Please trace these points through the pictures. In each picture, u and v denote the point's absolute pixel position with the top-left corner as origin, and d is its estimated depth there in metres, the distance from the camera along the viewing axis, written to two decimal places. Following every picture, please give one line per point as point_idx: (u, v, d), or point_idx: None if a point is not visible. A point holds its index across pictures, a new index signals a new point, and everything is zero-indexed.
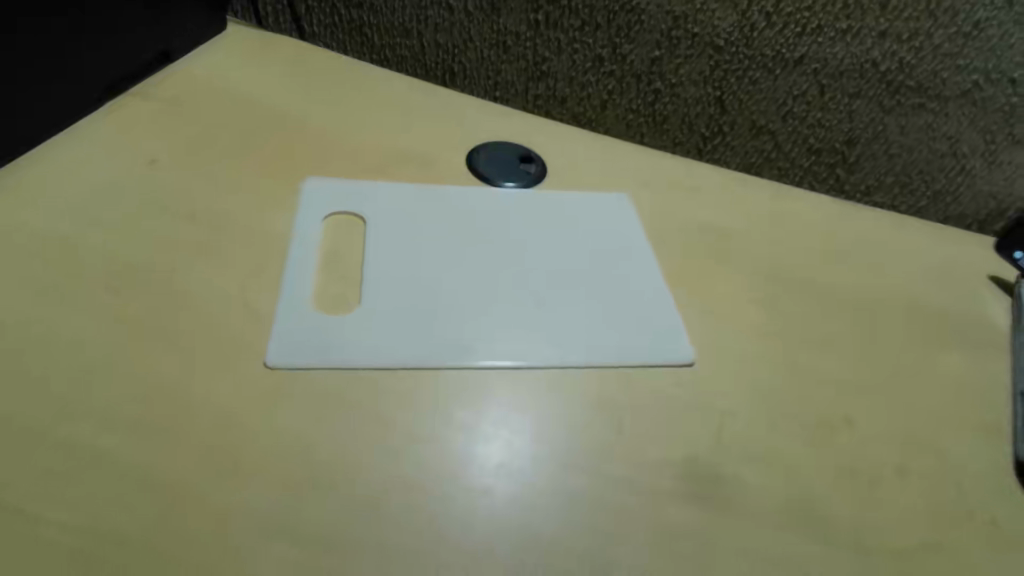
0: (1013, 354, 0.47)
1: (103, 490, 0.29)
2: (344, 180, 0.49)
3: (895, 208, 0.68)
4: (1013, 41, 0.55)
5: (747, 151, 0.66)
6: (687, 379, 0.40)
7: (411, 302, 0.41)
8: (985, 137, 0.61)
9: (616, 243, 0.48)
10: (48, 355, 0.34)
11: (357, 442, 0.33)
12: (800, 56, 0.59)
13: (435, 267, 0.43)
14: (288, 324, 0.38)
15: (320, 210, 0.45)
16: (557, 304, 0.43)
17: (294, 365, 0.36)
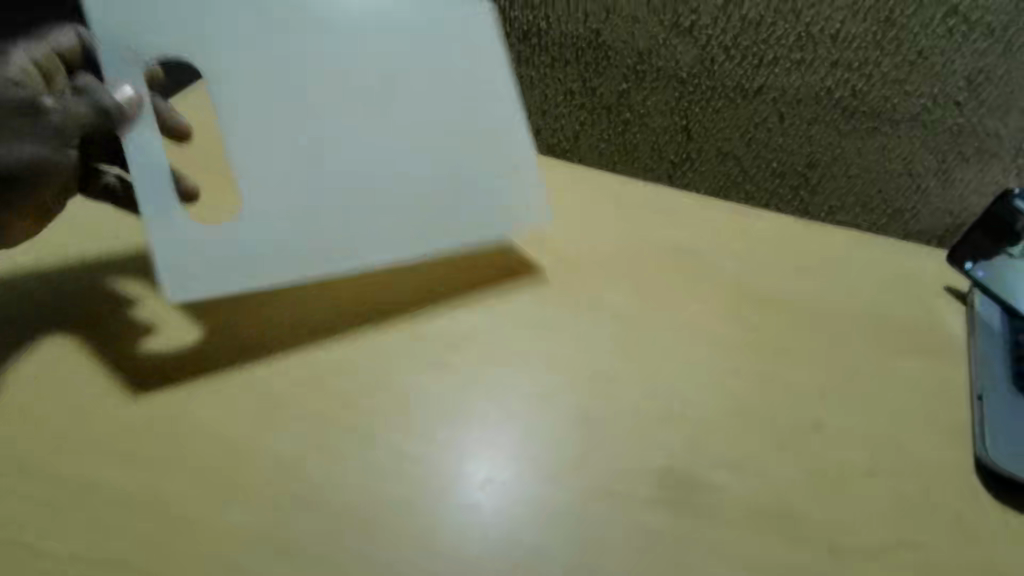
0: (970, 358, 0.49)
1: (188, 549, 0.36)
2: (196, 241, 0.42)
3: (859, 228, 0.69)
4: (956, 66, 0.57)
5: (714, 176, 0.68)
6: (656, 396, 0.43)
7: (222, 65, 0.45)
8: (938, 157, 0.63)
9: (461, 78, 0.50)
10: (112, 424, 0.40)
11: (367, 470, 0.39)
12: (759, 86, 0.61)
13: (262, 97, 0.45)
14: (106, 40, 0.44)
15: (177, 225, 0.42)
16: (500, 332, 0.45)
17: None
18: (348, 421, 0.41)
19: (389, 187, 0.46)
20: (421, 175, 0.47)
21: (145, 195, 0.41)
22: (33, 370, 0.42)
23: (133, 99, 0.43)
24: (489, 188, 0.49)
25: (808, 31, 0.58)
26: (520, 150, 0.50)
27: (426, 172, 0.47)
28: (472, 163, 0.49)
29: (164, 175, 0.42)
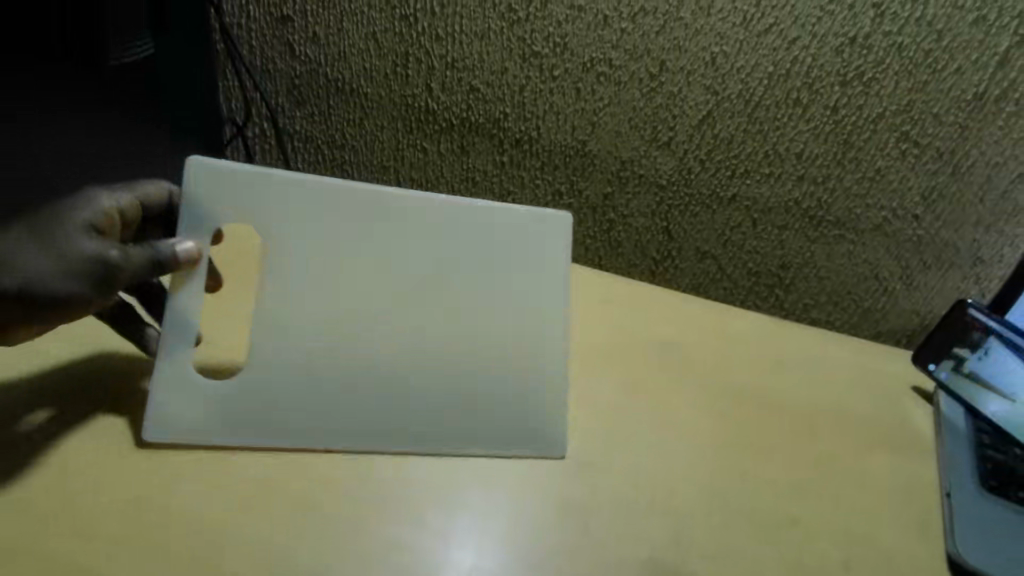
0: (938, 456, 0.51)
1: None
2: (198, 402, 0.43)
3: (832, 325, 0.71)
4: (911, 184, 0.60)
5: (694, 273, 0.70)
6: (626, 487, 0.45)
7: (294, 248, 0.45)
8: (900, 263, 0.65)
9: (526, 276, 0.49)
10: (101, 503, 0.40)
11: (357, 556, 0.40)
12: (733, 195, 0.64)
13: (325, 277, 0.45)
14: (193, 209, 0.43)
15: (182, 370, 0.43)
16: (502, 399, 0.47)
17: (218, 164, 0.43)
18: (344, 506, 0.42)
19: (414, 381, 0.46)
20: (449, 372, 0.46)
21: (164, 345, 0.43)
22: (30, 450, 0.42)
23: (192, 253, 0.42)
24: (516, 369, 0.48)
25: (778, 148, 0.60)
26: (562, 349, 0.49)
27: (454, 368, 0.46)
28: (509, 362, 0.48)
29: (189, 326, 0.43)
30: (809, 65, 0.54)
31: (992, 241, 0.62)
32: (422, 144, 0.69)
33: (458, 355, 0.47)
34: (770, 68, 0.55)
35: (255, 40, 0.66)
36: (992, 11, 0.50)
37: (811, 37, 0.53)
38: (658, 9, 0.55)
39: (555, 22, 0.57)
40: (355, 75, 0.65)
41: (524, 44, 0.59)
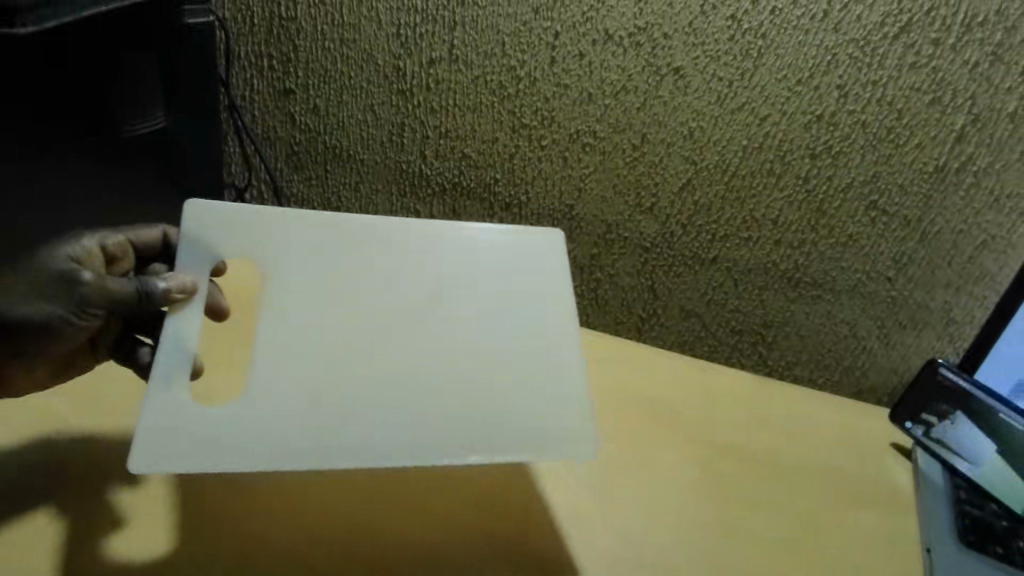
0: (919, 514, 0.52)
1: None
2: (195, 436, 0.37)
3: (817, 385, 0.71)
4: (884, 248, 0.61)
5: (680, 331, 0.72)
6: (595, 548, 0.45)
7: (299, 279, 0.44)
8: (877, 322, 0.65)
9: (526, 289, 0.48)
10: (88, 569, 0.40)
11: None
12: (714, 257, 0.66)
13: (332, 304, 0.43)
14: (193, 246, 0.43)
15: (175, 396, 0.38)
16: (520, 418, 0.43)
17: (211, 202, 0.44)
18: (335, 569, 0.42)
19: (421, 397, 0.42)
20: (459, 387, 0.43)
21: (155, 370, 0.39)
22: (26, 518, 0.43)
23: (187, 285, 0.41)
24: (530, 383, 0.44)
25: (754, 215, 0.62)
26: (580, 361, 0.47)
27: (464, 383, 0.43)
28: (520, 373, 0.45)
29: (185, 352, 0.40)
30: (780, 140, 0.58)
31: (964, 304, 0.61)
32: (414, 207, 0.71)
33: (468, 368, 0.44)
34: (744, 141, 0.58)
35: (257, 111, 0.69)
36: (947, 94, 0.53)
37: (780, 114, 0.56)
38: (638, 88, 0.59)
39: (542, 98, 0.61)
40: (352, 143, 0.69)
41: (514, 117, 0.63)
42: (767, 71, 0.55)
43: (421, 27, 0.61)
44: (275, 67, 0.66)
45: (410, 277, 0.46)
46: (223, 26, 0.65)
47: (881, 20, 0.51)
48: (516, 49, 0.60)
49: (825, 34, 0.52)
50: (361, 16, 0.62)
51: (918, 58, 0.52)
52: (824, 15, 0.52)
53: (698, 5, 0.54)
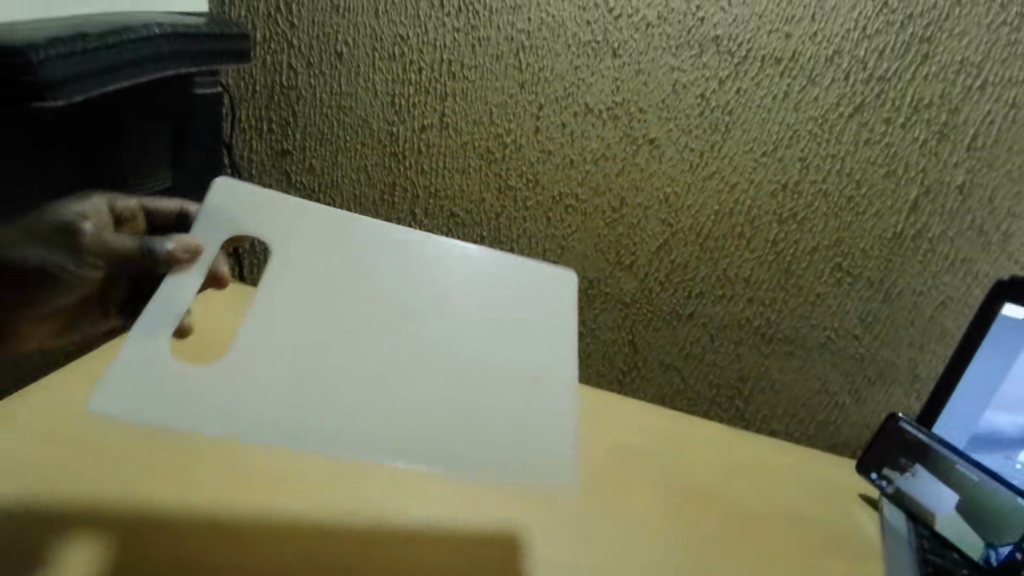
0: (885, 561, 0.54)
1: None
2: (164, 391, 0.37)
3: (798, 440, 0.70)
4: (849, 306, 0.63)
5: (659, 384, 0.71)
6: None
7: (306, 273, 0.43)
8: (848, 378, 0.66)
9: (539, 313, 0.47)
10: None
11: None
12: (691, 312, 0.67)
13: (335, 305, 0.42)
14: (211, 219, 0.42)
15: (158, 349, 0.38)
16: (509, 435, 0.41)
17: (238, 182, 0.43)
18: None
19: (408, 409, 0.40)
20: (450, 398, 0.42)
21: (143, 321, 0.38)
22: None
23: (193, 248, 0.40)
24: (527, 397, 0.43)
25: (728, 273, 0.65)
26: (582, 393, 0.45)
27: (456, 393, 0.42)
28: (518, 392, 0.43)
29: (177, 310, 0.39)
30: (749, 206, 0.62)
31: (929, 359, 0.63)
32: None
33: (466, 381, 0.43)
34: (716, 207, 0.63)
35: (253, 170, 0.72)
36: (900, 167, 0.57)
37: (749, 183, 0.61)
38: (616, 157, 0.63)
39: (527, 163, 0.66)
40: (345, 201, 0.71)
41: (500, 179, 0.67)
42: (734, 144, 0.60)
43: (414, 97, 0.65)
44: (273, 130, 0.70)
45: (418, 285, 0.45)
46: (227, 90, 0.68)
47: (836, 101, 0.56)
48: (504, 119, 0.64)
49: (786, 113, 0.58)
50: (358, 87, 0.66)
51: (871, 135, 0.57)
52: (784, 96, 0.57)
53: (670, 85, 0.59)
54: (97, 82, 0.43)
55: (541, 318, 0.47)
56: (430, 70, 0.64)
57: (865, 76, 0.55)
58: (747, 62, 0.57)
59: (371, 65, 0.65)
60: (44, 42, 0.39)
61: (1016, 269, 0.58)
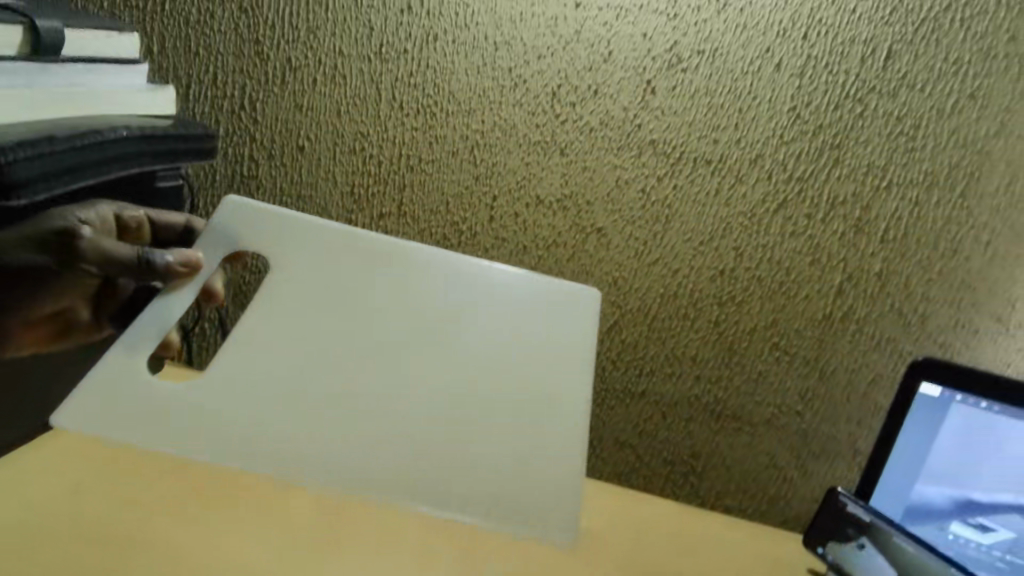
0: None
1: None
2: (126, 411, 0.43)
3: (750, 518, 0.70)
4: (790, 383, 0.66)
5: (614, 461, 0.72)
6: None
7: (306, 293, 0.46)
8: (794, 453, 0.68)
9: (545, 339, 0.48)
10: None
11: None
12: (642, 390, 0.69)
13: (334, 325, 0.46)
14: (221, 234, 0.45)
15: (135, 366, 0.44)
16: (488, 469, 0.46)
17: (247, 201, 0.45)
18: None
19: (397, 438, 0.45)
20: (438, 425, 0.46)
21: (128, 335, 0.44)
22: None
23: (190, 261, 0.44)
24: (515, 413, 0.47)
25: (675, 352, 0.68)
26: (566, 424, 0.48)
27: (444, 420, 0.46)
28: (506, 423, 0.47)
29: (164, 326, 0.44)
30: (691, 289, 0.66)
31: (867, 434, 0.66)
32: None
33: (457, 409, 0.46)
34: (660, 290, 0.66)
35: None
36: (823, 256, 0.62)
37: (689, 268, 0.65)
38: (567, 243, 0.67)
39: (483, 248, 0.68)
40: None
41: None
42: (675, 234, 0.64)
43: (373, 187, 0.68)
44: None
45: (424, 311, 0.47)
46: (190, 179, 0.70)
47: (763, 198, 0.62)
48: (459, 208, 0.67)
49: (719, 207, 0.63)
50: (319, 177, 0.69)
51: (796, 227, 0.62)
52: (716, 192, 0.63)
53: (613, 181, 0.64)
54: (59, 182, 0.46)
55: (545, 344, 0.48)
56: (388, 163, 0.67)
57: (786, 177, 0.61)
58: (681, 163, 0.62)
59: (332, 158, 0.68)
60: (13, 145, 0.42)
61: (936, 349, 0.62)
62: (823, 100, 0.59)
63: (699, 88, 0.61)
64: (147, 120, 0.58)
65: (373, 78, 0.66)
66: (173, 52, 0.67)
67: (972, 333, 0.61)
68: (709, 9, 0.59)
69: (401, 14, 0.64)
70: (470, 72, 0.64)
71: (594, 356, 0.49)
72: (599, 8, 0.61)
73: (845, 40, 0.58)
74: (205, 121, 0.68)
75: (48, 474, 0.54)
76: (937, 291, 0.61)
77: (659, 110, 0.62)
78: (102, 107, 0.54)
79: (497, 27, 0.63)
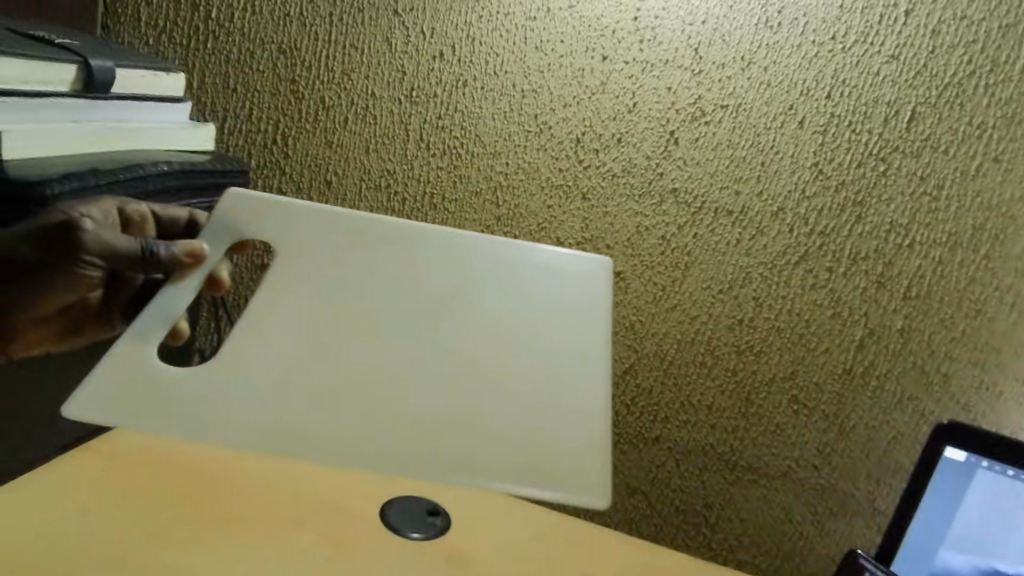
0: None
1: None
2: (138, 401, 0.39)
3: (763, 574, 0.68)
4: (808, 437, 0.65)
5: (626, 507, 0.70)
6: None
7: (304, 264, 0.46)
8: (810, 509, 0.65)
9: (567, 317, 0.48)
10: None
11: None
12: (656, 436, 0.68)
13: (333, 293, 0.45)
14: (220, 221, 0.46)
15: (145, 356, 0.41)
16: (509, 438, 0.42)
17: (243, 190, 0.47)
18: None
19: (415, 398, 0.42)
20: (458, 390, 0.43)
21: (138, 325, 0.42)
22: None
23: (193, 250, 0.44)
24: (525, 380, 0.45)
25: (691, 400, 0.67)
26: (588, 402, 0.46)
27: (464, 384, 0.44)
28: (528, 396, 0.44)
29: (169, 315, 0.43)
30: (708, 337, 0.65)
31: (886, 493, 0.63)
32: None
33: (481, 378, 0.44)
34: (678, 336, 0.66)
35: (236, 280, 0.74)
36: (844, 310, 0.62)
37: (708, 316, 0.65)
38: None
39: None
40: None
41: None
42: (694, 281, 0.64)
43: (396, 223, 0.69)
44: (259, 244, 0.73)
45: (451, 283, 0.47)
46: None
47: (783, 250, 0.62)
48: None
49: (739, 257, 0.63)
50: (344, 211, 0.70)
51: (816, 280, 0.62)
52: (736, 243, 0.63)
53: (634, 227, 0.65)
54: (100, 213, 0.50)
55: (567, 322, 0.48)
56: (413, 200, 0.69)
57: (808, 231, 0.61)
58: (702, 212, 0.63)
59: (357, 193, 0.69)
60: (60, 176, 0.47)
61: (959, 410, 0.60)
62: (846, 157, 0.60)
63: (722, 141, 0.62)
64: (185, 156, 0.60)
65: (402, 119, 0.67)
66: (213, 88, 0.70)
67: (997, 395, 0.60)
68: (734, 66, 0.61)
69: (433, 60, 0.66)
70: (497, 117, 0.66)
71: (604, 329, 0.48)
72: (625, 61, 0.63)
73: (869, 100, 0.59)
74: (238, 153, 0.70)
75: (59, 495, 0.53)
76: (960, 350, 0.60)
77: (681, 161, 0.63)
78: (144, 143, 0.56)
79: (525, 76, 0.64)
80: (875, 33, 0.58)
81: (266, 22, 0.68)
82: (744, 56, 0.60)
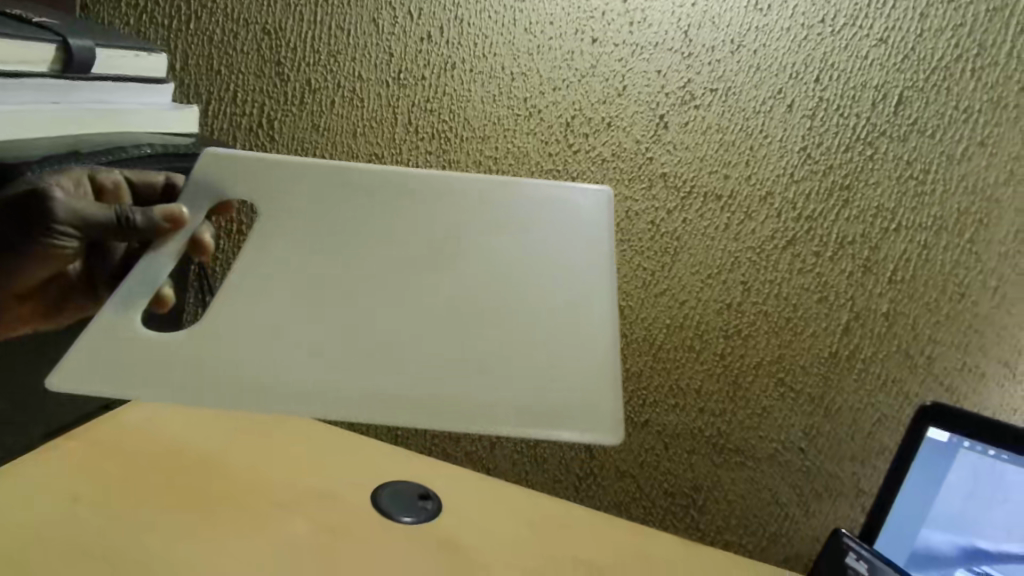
0: None
1: None
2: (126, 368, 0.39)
3: (750, 554, 0.69)
4: (794, 419, 0.65)
5: (615, 489, 0.71)
6: None
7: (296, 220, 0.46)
8: (796, 490, 0.66)
9: (562, 257, 0.48)
10: None
11: None
12: (645, 419, 0.69)
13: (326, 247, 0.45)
14: (205, 180, 0.45)
15: (128, 324, 0.41)
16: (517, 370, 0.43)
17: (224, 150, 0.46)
18: None
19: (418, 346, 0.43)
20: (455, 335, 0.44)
21: (116, 295, 0.41)
22: None
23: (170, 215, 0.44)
24: (526, 320, 0.45)
25: (679, 384, 0.67)
26: (591, 333, 0.46)
27: (460, 329, 0.44)
28: (531, 333, 0.45)
29: (152, 282, 0.43)
30: (697, 321, 0.65)
31: (870, 474, 0.64)
32: None
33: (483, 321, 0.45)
34: (667, 320, 0.66)
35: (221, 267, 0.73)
36: (831, 293, 0.62)
37: (696, 300, 0.65)
38: None
39: None
40: None
41: None
42: (682, 265, 0.65)
43: None
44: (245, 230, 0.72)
45: (442, 229, 0.47)
46: None
47: (770, 235, 0.62)
48: None
49: (727, 241, 0.63)
50: None
51: (803, 265, 0.62)
52: (725, 227, 0.63)
53: (623, 212, 0.65)
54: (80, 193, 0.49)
55: (562, 261, 0.48)
56: None
57: (796, 215, 0.61)
58: (691, 197, 0.63)
59: None
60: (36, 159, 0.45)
61: (942, 391, 0.61)
62: (834, 141, 0.60)
63: (711, 125, 0.62)
64: (165, 138, 0.58)
65: (390, 103, 0.67)
66: (196, 70, 0.68)
67: (979, 377, 0.61)
68: (723, 49, 0.60)
69: (421, 43, 0.65)
70: (485, 100, 0.65)
71: (601, 263, 0.49)
72: (615, 44, 0.62)
73: (857, 84, 0.59)
74: (223, 138, 0.70)
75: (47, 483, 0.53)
76: (943, 333, 0.61)
77: (670, 145, 0.63)
78: (122, 124, 0.55)
79: (514, 58, 0.64)
80: (864, 16, 0.58)
81: (250, 2, 0.67)
82: (734, 40, 0.60)
